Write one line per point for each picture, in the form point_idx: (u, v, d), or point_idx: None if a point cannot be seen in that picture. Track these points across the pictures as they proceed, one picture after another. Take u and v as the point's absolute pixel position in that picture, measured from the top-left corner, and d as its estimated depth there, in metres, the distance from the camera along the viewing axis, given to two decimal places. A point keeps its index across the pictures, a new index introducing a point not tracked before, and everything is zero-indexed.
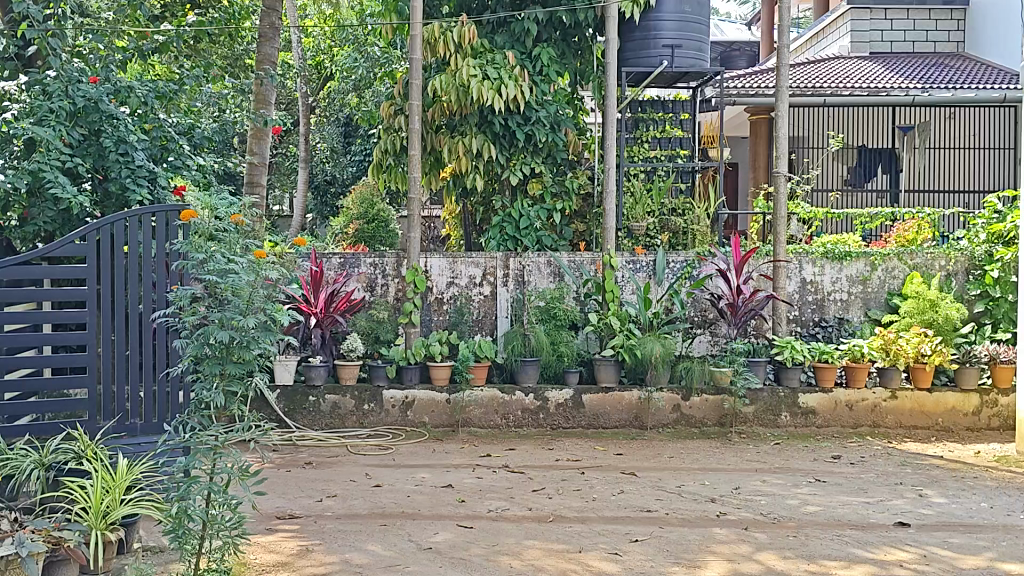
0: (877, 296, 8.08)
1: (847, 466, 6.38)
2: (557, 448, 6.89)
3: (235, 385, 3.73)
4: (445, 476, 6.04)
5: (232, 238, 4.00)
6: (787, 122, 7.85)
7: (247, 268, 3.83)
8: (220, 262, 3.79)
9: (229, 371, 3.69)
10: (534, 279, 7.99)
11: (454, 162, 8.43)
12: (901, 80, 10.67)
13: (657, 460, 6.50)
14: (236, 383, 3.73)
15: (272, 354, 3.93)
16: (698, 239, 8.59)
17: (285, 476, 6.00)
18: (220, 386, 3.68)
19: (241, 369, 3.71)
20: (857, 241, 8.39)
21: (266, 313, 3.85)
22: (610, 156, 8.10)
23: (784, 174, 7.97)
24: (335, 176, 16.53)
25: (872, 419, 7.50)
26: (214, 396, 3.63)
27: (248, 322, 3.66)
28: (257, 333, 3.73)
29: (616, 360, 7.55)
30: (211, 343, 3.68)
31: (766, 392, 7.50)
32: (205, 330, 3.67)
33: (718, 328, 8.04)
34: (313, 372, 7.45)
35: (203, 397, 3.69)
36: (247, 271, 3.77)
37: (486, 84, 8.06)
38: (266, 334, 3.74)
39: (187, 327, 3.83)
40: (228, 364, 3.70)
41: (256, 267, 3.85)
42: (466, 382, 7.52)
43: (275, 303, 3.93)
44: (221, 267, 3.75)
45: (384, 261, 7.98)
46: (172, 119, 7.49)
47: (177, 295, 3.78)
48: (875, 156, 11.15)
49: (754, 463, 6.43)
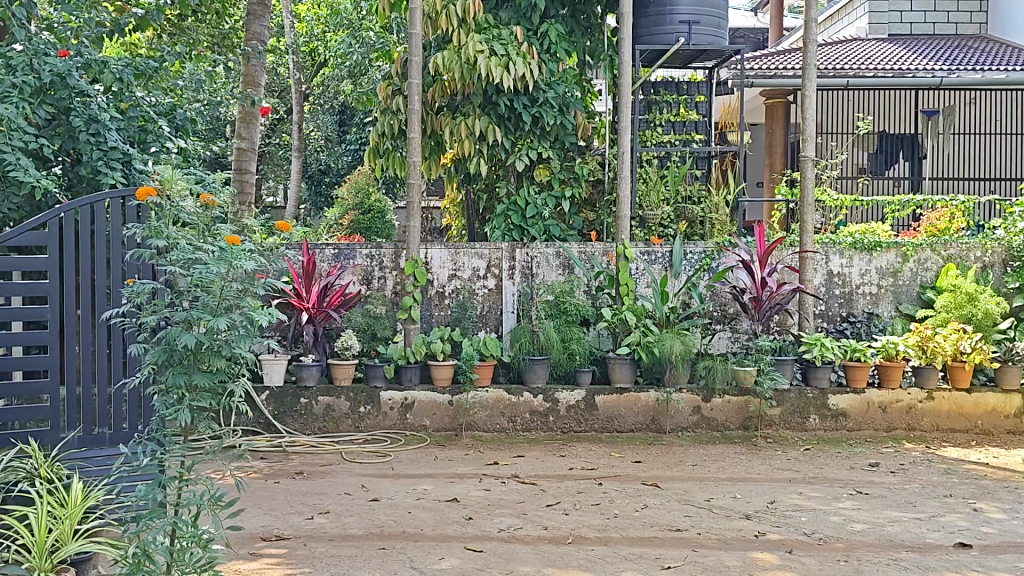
0: (908, 289, 7.55)
1: (887, 476, 5.86)
2: (569, 455, 6.36)
3: (205, 400, 3.17)
4: (449, 488, 5.50)
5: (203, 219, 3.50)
6: (815, 102, 7.29)
7: (218, 257, 3.26)
8: (187, 251, 3.25)
9: (197, 383, 3.13)
10: (542, 271, 7.44)
11: (456, 145, 7.80)
12: (925, 61, 10.10)
13: (681, 469, 5.97)
14: (206, 397, 3.17)
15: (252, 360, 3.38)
16: (716, 229, 8.07)
17: (273, 489, 5.45)
18: (186, 401, 3.13)
19: (212, 381, 3.14)
20: (886, 230, 7.85)
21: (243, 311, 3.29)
22: (625, 138, 7.50)
23: (812, 158, 7.39)
24: (330, 165, 15.93)
25: (907, 421, 6.98)
26: (179, 413, 3.07)
27: (219, 325, 3.10)
28: (236, 336, 3.16)
29: (632, 359, 6.99)
30: (173, 346, 3.13)
31: (794, 393, 6.96)
32: (169, 334, 3.11)
33: (739, 323, 7.49)
34: (303, 371, 6.89)
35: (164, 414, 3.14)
36: (217, 262, 3.20)
37: (494, 60, 7.47)
38: (244, 339, 3.17)
39: (145, 329, 3.28)
40: (195, 374, 3.15)
41: (229, 256, 3.27)
42: (470, 383, 6.96)
43: (252, 299, 3.34)
44: (187, 257, 3.21)
45: (381, 252, 7.41)
46: (152, 99, 6.92)
47: (132, 291, 3.23)
48: (897, 141, 10.61)
49: (786, 473, 5.91)
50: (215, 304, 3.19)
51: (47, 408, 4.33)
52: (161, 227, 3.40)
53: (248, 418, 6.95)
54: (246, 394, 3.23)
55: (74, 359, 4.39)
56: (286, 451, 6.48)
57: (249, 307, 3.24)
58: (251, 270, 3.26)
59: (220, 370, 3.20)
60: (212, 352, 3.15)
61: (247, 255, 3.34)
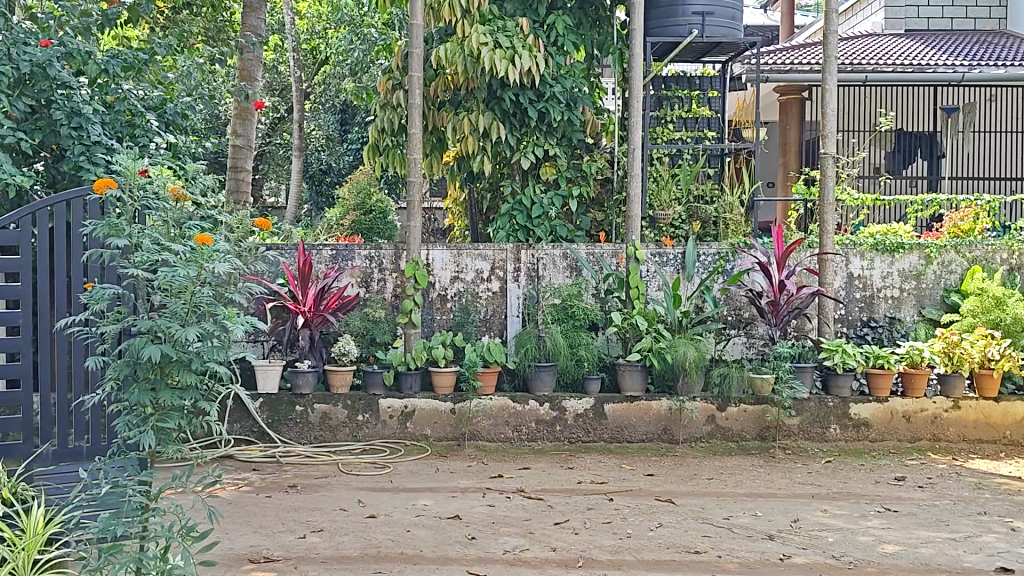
0: (932, 293, 7.21)
1: (916, 491, 5.53)
2: (578, 468, 6.04)
3: (169, 420, 3.18)
4: (450, 503, 5.17)
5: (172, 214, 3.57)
6: (836, 97, 6.96)
7: (189, 259, 3.30)
8: (152, 251, 3.33)
9: (163, 399, 3.14)
10: (548, 273, 7.12)
11: (459, 142, 7.47)
12: (945, 57, 9.75)
13: (696, 483, 5.64)
14: (173, 417, 3.19)
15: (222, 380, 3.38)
16: (731, 229, 7.76)
17: (264, 504, 5.14)
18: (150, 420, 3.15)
19: (179, 397, 3.16)
20: (908, 231, 7.51)
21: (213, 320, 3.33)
22: (635, 134, 7.18)
23: (833, 155, 7.05)
24: (331, 165, 15.58)
25: (932, 431, 6.64)
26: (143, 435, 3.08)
27: (186, 334, 3.13)
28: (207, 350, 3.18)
29: (643, 366, 6.65)
30: (140, 359, 3.15)
31: (814, 402, 6.62)
32: (134, 345, 3.14)
33: (755, 328, 7.14)
34: (299, 379, 6.57)
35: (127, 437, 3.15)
36: (186, 265, 3.22)
37: (499, 53, 7.14)
38: (213, 351, 3.21)
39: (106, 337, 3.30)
40: (161, 391, 3.16)
41: (199, 259, 3.30)
42: (473, 391, 6.63)
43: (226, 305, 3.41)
44: (151, 257, 3.30)
45: (380, 253, 7.08)
46: (142, 92, 6.62)
47: (94, 297, 3.26)
48: (914, 140, 10.29)
49: (808, 488, 5.58)
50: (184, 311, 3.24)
51: (19, 420, 4.02)
52: (122, 225, 3.44)
53: (241, 427, 6.63)
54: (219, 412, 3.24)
55: (48, 367, 4.07)
56: (280, 462, 6.16)
57: (221, 316, 3.29)
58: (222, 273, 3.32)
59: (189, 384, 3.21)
60: (182, 365, 3.17)
61: (218, 257, 3.39)
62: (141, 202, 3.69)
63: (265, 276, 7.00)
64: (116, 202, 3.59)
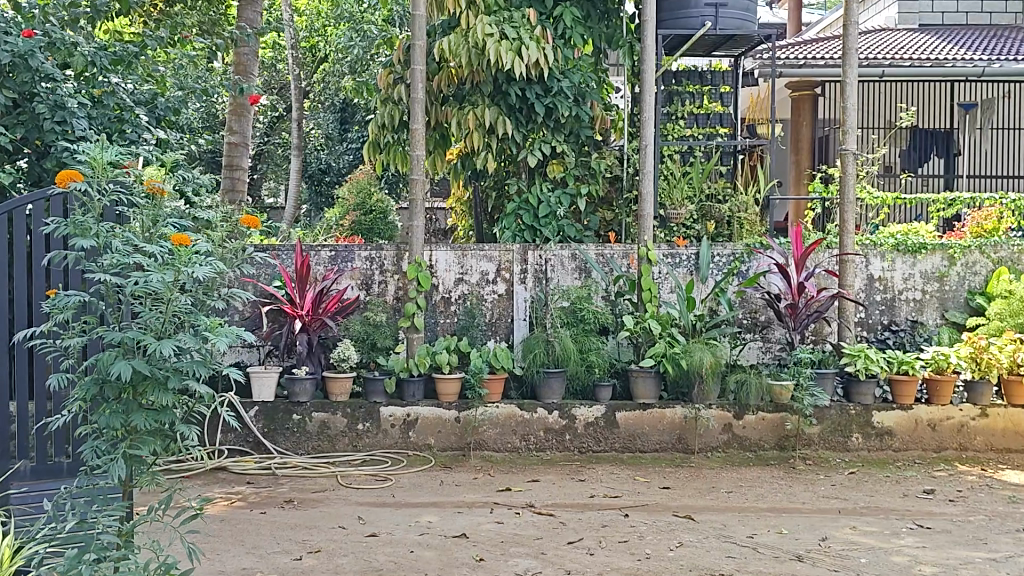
0: (955, 295, 6.91)
1: (947, 506, 5.23)
2: (589, 480, 5.74)
3: (144, 447, 3.12)
4: (456, 520, 4.88)
5: (150, 212, 3.39)
6: (857, 89, 6.66)
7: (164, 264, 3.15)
8: (123, 254, 3.14)
9: (136, 422, 3.07)
10: (556, 275, 6.82)
11: (464, 137, 7.18)
12: (962, 51, 9.46)
13: (715, 497, 5.35)
14: (148, 443, 3.13)
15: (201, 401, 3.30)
16: (745, 229, 7.45)
17: (258, 522, 4.85)
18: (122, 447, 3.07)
19: (154, 420, 3.10)
20: (930, 231, 7.21)
21: (191, 329, 3.21)
22: (648, 131, 6.86)
23: (853, 151, 6.74)
24: (330, 164, 15.23)
25: (958, 441, 6.34)
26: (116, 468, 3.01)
27: (161, 348, 3.02)
28: (186, 367, 3.10)
29: (657, 372, 6.36)
30: (113, 379, 3.08)
31: (835, 410, 6.33)
32: (104, 360, 3.03)
33: (772, 332, 6.84)
34: (296, 386, 6.28)
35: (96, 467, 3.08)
36: (160, 271, 3.09)
37: (505, 45, 6.83)
38: (193, 366, 3.12)
39: (70, 348, 3.16)
40: (134, 415, 3.09)
41: (173, 263, 3.15)
42: (479, 399, 6.32)
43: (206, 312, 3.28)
44: (123, 261, 3.11)
45: (381, 254, 6.77)
46: (131, 86, 6.36)
47: (57, 304, 3.10)
48: (930, 138, 9.97)
49: (834, 502, 5.28)
50: (159, 324, 3.12)
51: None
52: (88, 223, 3.18)
53: (234, 436, 6.35)
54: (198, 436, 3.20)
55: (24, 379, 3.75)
56: (276, 475, 5.87)
57: (204, 325, 3.18)
58: (201, 277, 3.17)
59: (165, 406, 3.14)
60: (158, 386, 3.09)
61: (197, 258, 3.23)
62: (115, 192, 3.43)
63: (261, 278, 6.72)
64: (79, 194, 3.27)
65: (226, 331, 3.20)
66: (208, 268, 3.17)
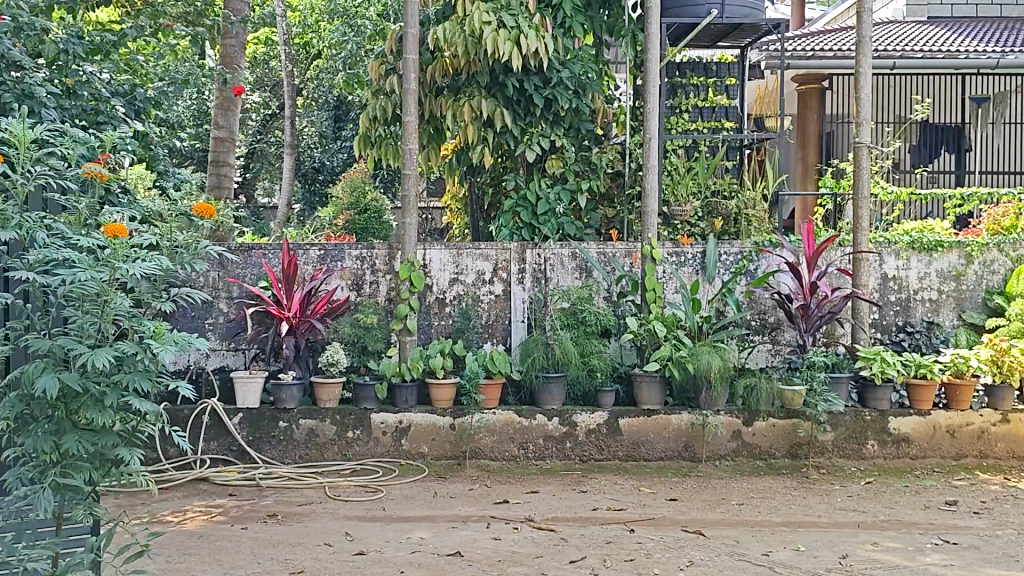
0: (973, 295, 6.60)
1: (973, 519, 4.93)
2: (591, 491, 5.43)
3: (75, 475, 2.87)
4: (451, 536, 4.57)
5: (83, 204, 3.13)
6: (871, 80, 6.36)
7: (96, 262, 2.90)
8: (50, 248, 2.87)
9: (67, 446, 2.83)
10: (556, 275, 6.50)
11: (459, 131, 6.86)
12: (974, 43, 9.17)
13: (726, 510, 5.04)
14: (81, 470, 2.89)
15: (143, 422, 3.05)
16: (753, 225, 7.17)
17: (238, 539, 4.53)
18: (52, 474, 2.84)
19: (89, 442, 2.86)
20: (945, 228, 6.90)
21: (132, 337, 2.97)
22: (651, 123, 6.58)
23: (868, 144, 6.43)
24: (324, 163, 14.91)
25: (978, 448, 6.03)
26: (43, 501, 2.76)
27: (95, 361, 2.77)
28: (125, 381, 2.87)
29: (662, 377, 6.05)
30: (43, 396, 2.83)
31: (849, 416, 6.02)
32: (31, 374, 2.77)
33: (781, 334, 6.52)
34: (282, 392, 5.96)
35: (23, 497, 2.85)
36: (91, 268, 2.84)
37: (503, 33, 6.51)
38: (133, 380, 2.87)
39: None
40: (65, 436, 2.85)
41: (105, 261, 2.90)
42: (474, 405, 6.03)
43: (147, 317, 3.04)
44: (50, 256, 2.83)
45: (372, 253, 6.44)
46: (107, 76, 6.10)
47: None
48: (939, 133, 9.70)
49: (852, 515, 4.97)
50: (94, 331, 2.87)
51: None
52: (9, 212, 2.89)
53: (218, 445, 6.03)
54: (139, 461, 2.98)
55: None
56: (260, 487, 5.55)
57: (148, 332, 2.93)
58: (139, 275, 2.92)
59: (102, 427, 2.91)
60: (93, 404, 2.84)
61: (134, 254, 2.99)
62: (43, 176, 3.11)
63: (246, 278, 6.38)
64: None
65: (173, 339, 2.95)
66: (146, 264, 2.94)
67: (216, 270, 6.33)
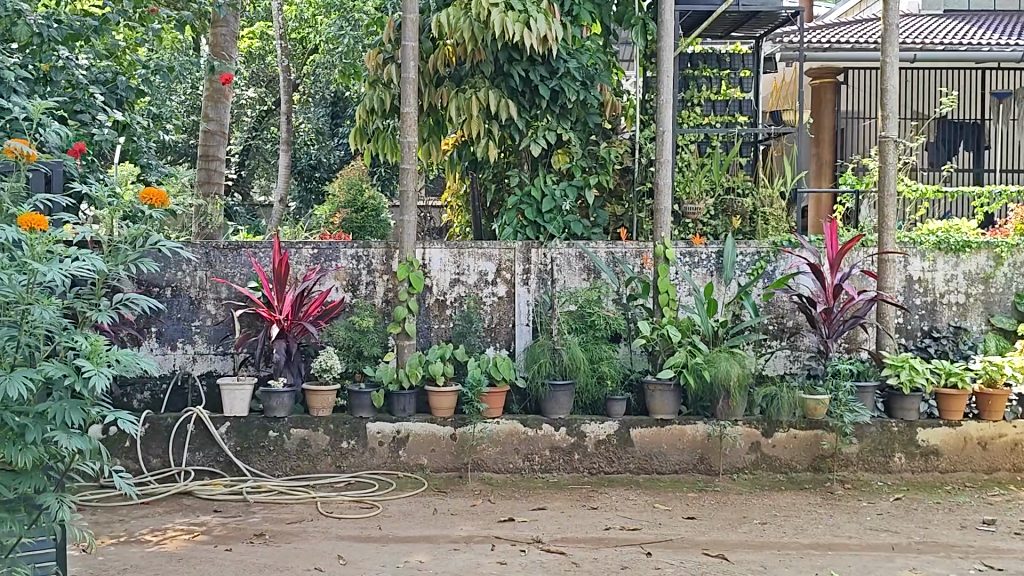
0: (1002, 299, 6.25)
1: (1015, 540, 4.57)
2: (603, 508, 5.06)
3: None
4: (453, 559, 4.21)
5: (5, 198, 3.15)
6: (897, 71, 6.01)
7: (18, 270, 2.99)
8: None
9: None
10: (563, 276, 6.14)
11: (462, 124, 6.45)
12: (996, 36, 8.82)
13: (749, 530, 4.68)
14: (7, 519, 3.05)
15: (72, 461, 3.20)
16: (770, 225, 6.74)
17: (221, 561, 4.17)
18: None
19: (10, 485, 3.04)
20: (973, 228, 6.54)
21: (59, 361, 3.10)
22: (664, 117, 6.16)
23: (895, 138, 6.07)
24: (322, 160, 14.49)
25: (1012, 461, 5.68)
26: None
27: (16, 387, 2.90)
28: (54, 414, 3.01)
29: (677, 385, 5.69)
30: None
31: (875, 427, 5.67)
32: None
33: (801, 339, 6.16)
34: (272, 400, 5.58)
35: None
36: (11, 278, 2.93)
37: (512, 15, 6.13)
38: (61, 413, 3.01)
39: None
40: None
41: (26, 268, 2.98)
42: (477, 414, 5.64)
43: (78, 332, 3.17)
44: None
45: (369, 252, 6.08)
46: (85, 62, 5.84)
47: None
48: (957, 129, 9.36)
49: (885, 536, 4.62)
50: (15, 351, 3.00)
51: None
52: None
53: (204, 456, 5.68)
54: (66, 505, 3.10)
55: None
56: (247, 502, 5.18)
57: (80, 354, 3.04)
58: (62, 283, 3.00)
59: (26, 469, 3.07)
60: (16, 441, 3.01)
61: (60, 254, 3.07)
62: None
63: (235, 278, 5.99)
64: None
65: (106, 361, 3.07)
66: (68, 270, 3.00)
67: (202, 270, 5.95)
